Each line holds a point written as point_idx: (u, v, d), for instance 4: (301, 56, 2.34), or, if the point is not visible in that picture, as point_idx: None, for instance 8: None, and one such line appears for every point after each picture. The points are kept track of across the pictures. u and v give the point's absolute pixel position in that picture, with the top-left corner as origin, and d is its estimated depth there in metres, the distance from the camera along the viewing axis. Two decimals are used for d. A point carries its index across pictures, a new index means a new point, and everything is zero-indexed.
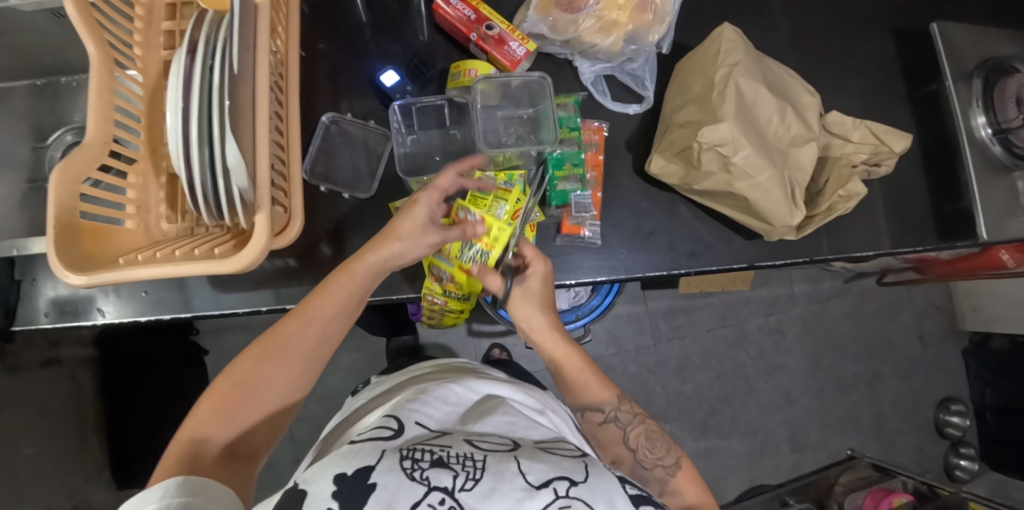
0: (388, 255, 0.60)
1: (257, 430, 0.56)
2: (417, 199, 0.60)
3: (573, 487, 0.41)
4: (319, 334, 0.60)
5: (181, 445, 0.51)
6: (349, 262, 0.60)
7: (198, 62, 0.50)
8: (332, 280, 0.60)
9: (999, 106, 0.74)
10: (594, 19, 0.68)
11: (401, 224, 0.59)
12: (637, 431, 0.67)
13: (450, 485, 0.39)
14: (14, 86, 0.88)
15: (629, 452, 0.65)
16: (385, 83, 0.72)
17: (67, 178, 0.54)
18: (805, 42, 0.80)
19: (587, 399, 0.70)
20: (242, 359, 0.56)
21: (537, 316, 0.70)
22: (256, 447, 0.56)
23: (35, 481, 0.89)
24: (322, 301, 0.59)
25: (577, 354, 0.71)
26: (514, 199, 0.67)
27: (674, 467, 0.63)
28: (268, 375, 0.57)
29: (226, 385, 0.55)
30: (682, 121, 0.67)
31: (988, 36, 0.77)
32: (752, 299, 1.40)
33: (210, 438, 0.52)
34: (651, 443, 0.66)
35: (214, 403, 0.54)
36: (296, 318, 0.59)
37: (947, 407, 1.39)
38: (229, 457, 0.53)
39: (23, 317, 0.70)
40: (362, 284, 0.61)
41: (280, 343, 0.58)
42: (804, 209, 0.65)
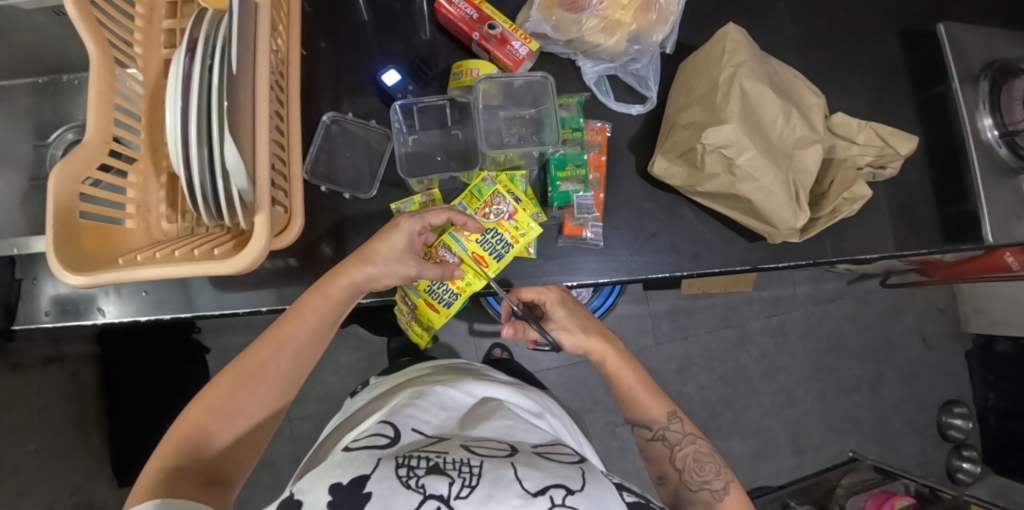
0: (363, 279, 0.61)
1: (232, 454, 0.56)
2: (397, 225, 0.61)
3: (569, 496, 0.40)
4: (294, 358, 0.60)
5: (156, 471, 0.50)
6: (323, 284, 0.61)
7: (197, 63, 0.50)
8: (305, 301, 0.61)
9: (1006, 107, 0.73)
10: (598, 19, 0.68)
11: (378, 248, 0.60)
12: (685, 452, 0.64)
13: (446, 493, 0.39)
14: (16, 84, 0.87)
15: (676, 472, 0.64)
16: (387, 83, 0.71)
17: (66, 178, 0.54)
18: (811, 43, 0.80)
19: (636, 417, 0.67)
20: (216, 384, 0.56)
21: (571, 329, 0.66)
22: (234, 471, 0.56)
23: (38, 479, 0.89)
24: (296, 323, 0.60)
25: (627, 372, 0.67)
26: (512, 232, 0.67)
27: (722, 492, 0.61)
28: (243, 398, 0.57)
29: (200, 411, 0.54)
30: (686, 121, 0.67)
31: (994, 38, 0.77)
32: (754, 300, 1.40)
33: (186, 462, 0.52)
34: (699, 465, 0.63)
35: (189, 427, 0.54)
36: (270, 342, 0.59)
37: (950, 409, 1.39)
38: (209, 481, 0.52)
39: (24, 316, 0.70)
40: (336, 307, 0.62)
41: (254, 366, 0.58)
42: (808, 211, 0.64)
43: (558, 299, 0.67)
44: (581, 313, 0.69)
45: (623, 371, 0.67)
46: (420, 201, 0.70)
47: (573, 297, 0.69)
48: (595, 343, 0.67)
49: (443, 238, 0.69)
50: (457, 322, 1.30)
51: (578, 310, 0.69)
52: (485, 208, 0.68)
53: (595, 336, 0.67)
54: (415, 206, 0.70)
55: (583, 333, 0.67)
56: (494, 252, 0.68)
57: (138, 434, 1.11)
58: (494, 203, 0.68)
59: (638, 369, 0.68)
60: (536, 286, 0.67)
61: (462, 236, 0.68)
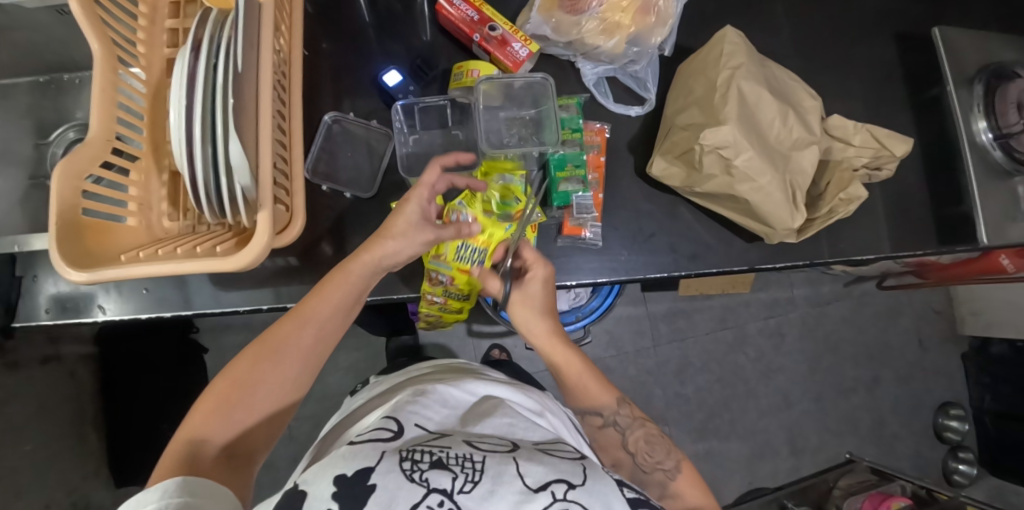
0: (383, 255, 0.61)
1: (255, 430, 0.57)
2: (408, 198, 0.62)
3: (571, 490, 0.41)
4: (316, 337, 0.60)
5: (179, 445, 0.51)
6: (345, 262, 0.61)
7: (202, 62, 0.51)
8: (328, 279, 0.60)
9: (1000, 111, 0.74)
10: (598, 21, 0.68)
11: (394, 223, 0.61)
12: (636, 437, 0.68)
13: (449, 487, 0.39)
14: (17, 83, 0.88)
15: (629, 457, 0.66)
16: (389, 83, 0.72)
17: (69, 175, 0.55)
18: (808, 46, 0.80)
19: (585, 404, 0.71)
20: (240, 359, 0.57)
21: (532, 307, 0.72)
22: (255, 447, 0.57)
23: (35, 477, 0.89)
24: (318, 301, 0.60)
25: (573, 357, 0.73)
26: (516, 205, 0.69)
27: (675, 471, 0.64)
28: (265, 374, 0.57)
29: (224, 387, 0.55)
30: (684, 123, 0.68)
31: (989, 41, 0.78)
32: (752, 302, 1.40)
33: (210, 437, 0.53)
34: (650, 447, 0.67)
35: (213, 402, 0.54)
36: (293, 319, 0.59)
37: (946, 412, 1.39)
38: (229, 458, 0.53)
39: (23, 313, 0.70)
40: (358, 284, 0.61)
41: (277, 343, 0.58)
42: (805, 213, 0.65)
43: (543, 278, 0.69)
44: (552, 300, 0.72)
45: (574, 363, 0.72)
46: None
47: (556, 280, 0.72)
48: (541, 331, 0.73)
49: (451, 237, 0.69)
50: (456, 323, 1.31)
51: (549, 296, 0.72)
52: (486, 194, 0.70)
53: (546, 319, 0.73)
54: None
55: (536, 320, 0.73)
56: (506, 207, 0.68)
57: (136, 433, 1.11)
58: (492, 187, 0.70)
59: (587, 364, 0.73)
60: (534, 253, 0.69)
61: (471, 223, 0.69)
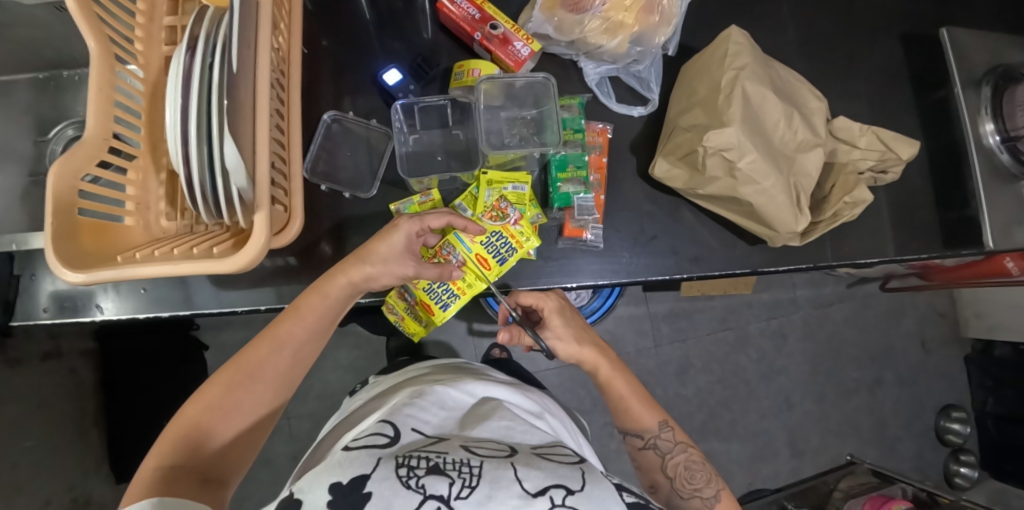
0: (361, 279, 0.61)
1: (228, 453, 0.56)
2: (396, 226, 0.61)
3: (569, 496, 0.40)
4: (291, 356, 0.60)
5: (152, 468, 0.50)
6: (321, 284, 0.61)
7: (197, 60, 0.50)
8: (304, 301, 0.61)
9: (1008, 113, 0.72)
10: (600, 20, 0.67)
11: (376, 248, 0.60)
12: (676, 461, 0.64)
13: (446, 493, 0.39)
14: (17, 79, 0.87)
15: (667, 481, 0.64)
16: (388, 81, 0.71)
17: (65, 174, 0.54)
18: (814, 47, 0.79)
19: (629, 426, 0.68)
20: (213, 383, 0.56)
21: (565, 339, 0.68)
22: (228, 469, 0.56)
23: (36, 474, 0.89)
24: (295, 322, 0.60)
25: (621, 382, 0.68)
26: (517, 237, 0.67)
27: (713, 500, 0.61)
28: (240, 396, 0.57)
29: (196, 409, 0.54)
30: (688, 124, 0.67)
31: (998, 42, 0.76)
32: (754, 302, 1.39)
33: (182, 461, 0.51)
34: (690, 473, 0.63)
35: (186, 425, 0.54)
36: (267, 341, 0.59)
37: (948, 414, 1.38)
38: (204, 480, 0.52)
39: (21, 312, 0.70)
40: (333, 306, 0.62)
41: (251, 365, 0.58)
42: (809, 215, 0.64)
43: (556, 307, 0.69)
44: (576, 322, 0.70)
45: (617, 381, 0.68)
46: (419, 201, 0.70)
47: (571, 305, 0.71)
48: (589, 354, 0.68)
49: (447, 238, 0.69)
50: (456, 322, 1.30)
51: (575, 319, 0.70)
52: (492, 211, 0.68)
53: (589, 346, 0.68)
54: (414, 207, 0.70)
55: (576, 343, 0.68)
56: (498, 256, 0.68)
57: (136, 430, 1.11)
58: (501, 207, 0.68)
59: (631, 379, 0.69)
60: (536, 292, 0.68)
61: (466, 237, 0.68)
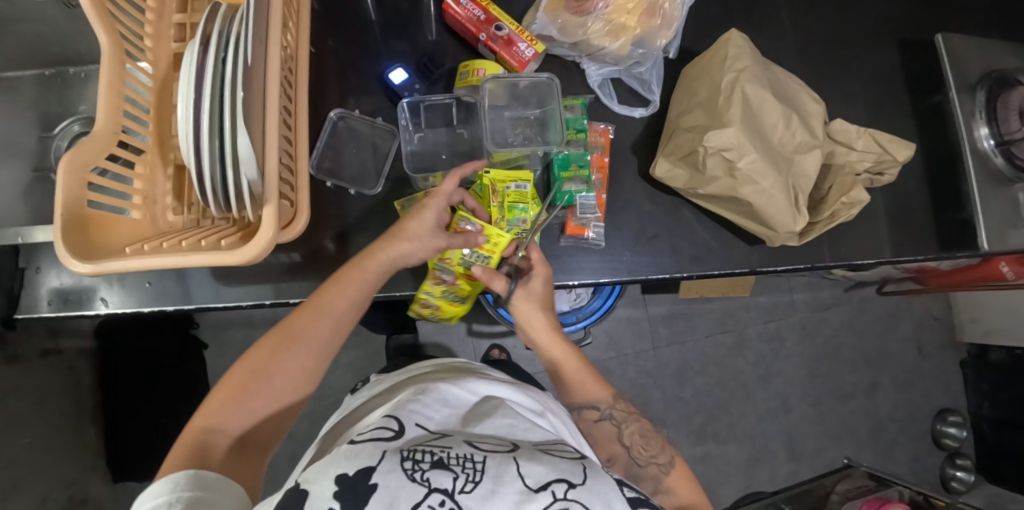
0: (398, 255, 0.63)
1: (266, 421, 0.57)
2: (426, 204, 0.63)
3: (571, 490, 0.41)
4: (330, 327, 0.61)
5: (195, 431, 0.52)
6: (359, 258, 0.62)
7: (210, 55, 0.51)
8: (345, 272, 0.62)
9: (1002, 117, 0.74)
10: (603, 22, 0.68)
11: (409, 224, 0.62)
12: (631, 430, 0.69)
13: (450, 487, 0.39)
14: (22, 76, 0.88)
15: (625, 449, 0.67)
16: (394, 81, 0.72)
17: (76, 166, 0.55)
18: (812, 52, 0.81)
19: (584, 398, 0.71)
20: (258, 348, 0.58)
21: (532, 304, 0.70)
22: (265, 435, 0.57)
23: (33, 471, 0.89)
24: (334, 293, 0.61)
25: (576, 357, 0.73)
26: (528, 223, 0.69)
27: (667, 466, 0.66)
28: (282, 364, 0.58)
29: (241, 375, 0.56)
30: (689, 124, 0.68)
31: (992, 49, 0.78)
32: (752, 305, 1.40)
33: (222, 424, 0.53)
34: (644, 441, 0.68)
35: (228, 391, 0.55)
36: (308, 310, 0.60)
37: (945, 418, 1.39)
38: (242, 444, 0.54)
39: (25, 305, 0.70)
40: (371, 279, 0.62)
41: (293, 334, 0.59)
42: (807, 216, 0.65)
43: (545, 276, 0.69)
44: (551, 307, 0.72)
45: (569, 359, 0.72)
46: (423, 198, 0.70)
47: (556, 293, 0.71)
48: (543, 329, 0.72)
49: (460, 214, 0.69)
50: (456, 323, 1.31)
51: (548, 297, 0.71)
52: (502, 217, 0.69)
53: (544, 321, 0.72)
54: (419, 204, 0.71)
55: (539, 314, 0.71)
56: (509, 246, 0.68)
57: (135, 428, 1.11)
58: (510, 218, 0.69)
59: (584, 362, 0.73)
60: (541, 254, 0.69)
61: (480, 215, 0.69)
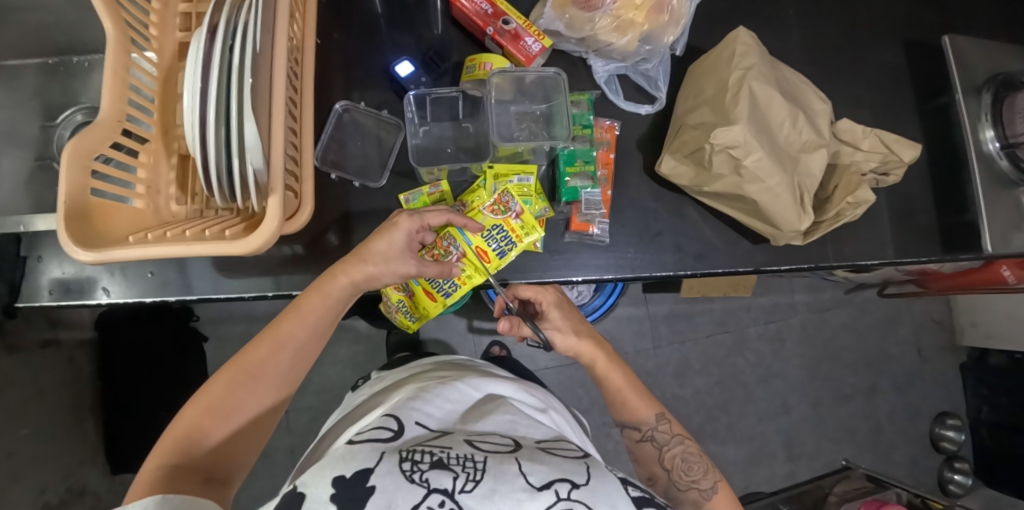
0: (363, 279, 0.61)
1: (229, 452, 0.57)
2: (396, 224, 0.62)
3: (574, 489, 0.41)
4: (292, 356, 0.61)
5: (154, 468, 0.51)
6: (322, 283, 0.61)
7: (218, 42, 0.50)
8: (305, 300, 0.61)
9: (1007, 120, 0.74)
10: (611, 18, 0.68)
11: (376, 246, 0.61)
12: (674, 453, 0.66)
13: (450, 487, 0.39)
14: (24, 64, 0.87)
15: (665, 473, 0.66)
16: (400, 73, 0.72)
17: (79, 154, 0.54)
18: (819, 51, 0.81)
19: (626, 418, 0.69)
20: (215, 381, 0.57)
21: (565, 332, 0.70)
22: (231, 467, 0.57)
23: (31, 462, 0.89)
24: (295, 321, 0.60)
25: (617, 374, 0.70)
26: (517, 230, 0.67)
27: (710, 491, 0.63)
28: (241, 396, 0.57)
29: (198, 410, 0.55)
30: (695, 122, 0.68)
31: (999, 50, 0.78)
32: (753, 306, 1.40)
33: (182, 460, 0.52)
34: (687, 465, 0.65)
35: (186, 426, 0.54)
36: (268, 341, 0.60)
37: (943, 421, 1.40)
38: (207, 478, 0.53)
39: (26, 294, 0.70)
40: (334, 304, 0.62)
41: (252, 365, 0.58)
42: (812, 215, 0.65)
43: (554, 300, 0.70)
44: (575, 316, 0.72)
45: (613, 373, 0.70)
46: (427, 192, 0.71)
47: (569, 300, 0.73)
48: (587, 347, 0.70)
49: (448, 231, 0.69)
50: (456, 319, 1.31)
51: (572, 314, 0.72)
52: (494, 205, 0.68)
53: (587, 339, 0.70)
54: (423, 198, 0.71)
55: (575, 335, 0.69)
56: (498, 248, 0.68)
57: (134, 419, 1.11)
58: (503, 201, 0.68)
59: (627, 372, 0.71)
60: (534, 285, 0.69)
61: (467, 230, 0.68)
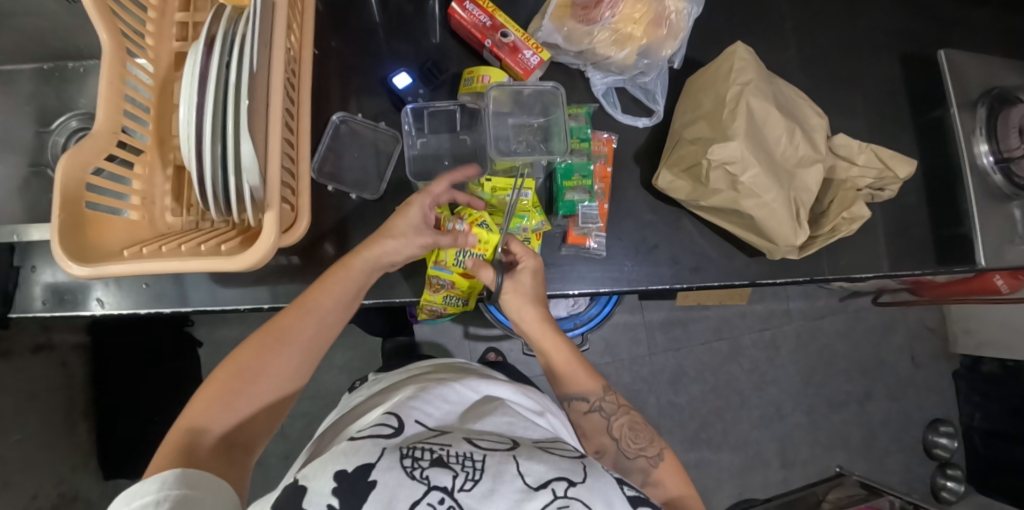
0: (383, 253, 0.62)
1: (251, 421, 0.57)
2: (412, 202, 0.64)
3: (571, 488, 0.41)
4: (318, 327, 0.61)
5: (177, 433, 0.51)
6: (347, 257, 0.62)
7: (214, 59, 0.50)
8: (330, 273, 0.62)
9: (1002, 134, 0.75)
10: (610, 32, 0.68)
11: (394, 223, 0.63)
12: (621, 423, 0.66)
13: (450, 485, 0.39)
14: (20, 70, 0.86)
15: (612, 443, 0.65)
16: (397, 85, 0.72)
17: (73, 167, 0.54)
18: (816, 65, 0.81)
19: (574, 389, 0.69)
20: (245, 348, 0.58)
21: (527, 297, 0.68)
22: (253, 436, 0.57)
23: (23, 467, 0.88)
24: (320, 293, 0.61)
25: (566, 351, 0.71)
26: (530, 206, 0.70)
27: (656, 459, 0.63)
28: (266, 365, 0.58)
29: (225, 375, 0.56)
30: (692, 136, 0.68)
31: (995, 65, 0.78)
32: (749, 313, 1.41)
33: (206, 426, 0.53)
34: (633, 433, 0.65)
35: (213, 391, 0.55)
36: (295, 310, 0.60)
37: (936, 428, 1.41)
38: (228, 447, 0.53)
39: (20, 305, 0.69)
40: (358, 278, 0.62)
41: (279, 332, 0.59)
42: (807, 229, 0.65)
43: (533, 267, 0.68)
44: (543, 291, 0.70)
45: (560, 350, 0.71)
46: None
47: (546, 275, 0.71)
48: (539, 320, 0.70)
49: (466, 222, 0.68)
50: (453, 325, 1.31)
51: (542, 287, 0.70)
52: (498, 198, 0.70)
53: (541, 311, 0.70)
54: None
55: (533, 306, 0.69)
56: (522, 228, 0.70)
57: (128, 426, 1.10)
58: (500, 185, 0.70)
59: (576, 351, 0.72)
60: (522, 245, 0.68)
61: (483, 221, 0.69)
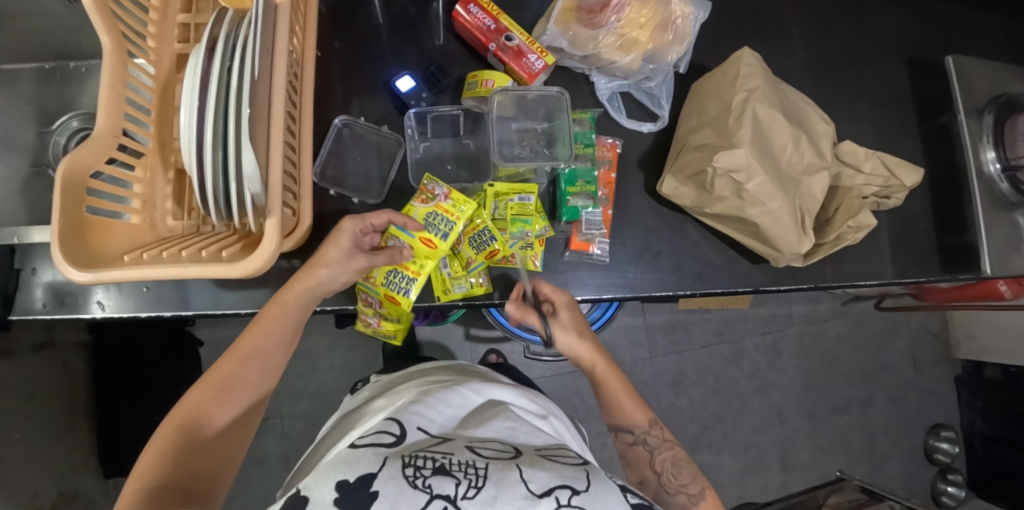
0: (316, 284, 0.62)
1: (205, 472, 0.55)
2: (341, 227, 0.63)
3: (574, 496, 0.40)
4: (260, 368, 0.61)
5: (133, 492, 0.49)
6: (280, 294, 0.62)
7: (216, 63, 0.50)
8: (265, 313, 0.62)
9: (1008, 141, 0.74)
10: (615, 36, 0.68)
11: (325, 251, 0.62)
12: (664, 457, 0.65)
13: (452, 493, 0.38)
14: (21, 69, 0.86)
15: (655, 476, 0.64)
16: (401, 88, 0.71)
17: (74, 171, 0.54)
18: (823, 70, 0.80)
19: (621, 420, 0.68)
20: (188, 399, 0.56)
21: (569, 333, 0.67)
22: (210, 487, 0.55)
23: (24, 466, 0.88)
24: (258, 333, 0.61)
25: (614, 380, 0.69)
26: (451, 209, 0.66)
27: (698, 497, 0.62)
28: (214, 411, 0.57)
29: (172, 429, 0.54)
30: (697, 143, 0.67)
31: (1003, 72, 0.78)
32: (750, 317, 1.41)
33: (162, 481, 0.51)
34: (677, 470, 0.64)
35: (162, 446, 0.53)
36: (234, 355, 0.60)
37: (937, 433, 1.40)
38: (187, 497, 0.51)
39: (20, 306, 0.68)
40: (294, 316, 0.63)
41: (222, 379, 0.58)
42: (813, 237, 0.65)
43: (566, 303, 0.68)
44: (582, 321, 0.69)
45: (611, 379, 0.69)
46: None
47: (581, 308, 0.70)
48: (588, 350, 0.68)
49: (390, 232, 0.68)
50: (454, 327, 1.31)
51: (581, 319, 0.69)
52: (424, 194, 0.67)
53: (588, 342, 0.68)
54: None
55: (577, 336, 0.67)
56: (442, 233, 0.66)
57: (129, 426, 1.10)
58: (429, 188, 0.68)
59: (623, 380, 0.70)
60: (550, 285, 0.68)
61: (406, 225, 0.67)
